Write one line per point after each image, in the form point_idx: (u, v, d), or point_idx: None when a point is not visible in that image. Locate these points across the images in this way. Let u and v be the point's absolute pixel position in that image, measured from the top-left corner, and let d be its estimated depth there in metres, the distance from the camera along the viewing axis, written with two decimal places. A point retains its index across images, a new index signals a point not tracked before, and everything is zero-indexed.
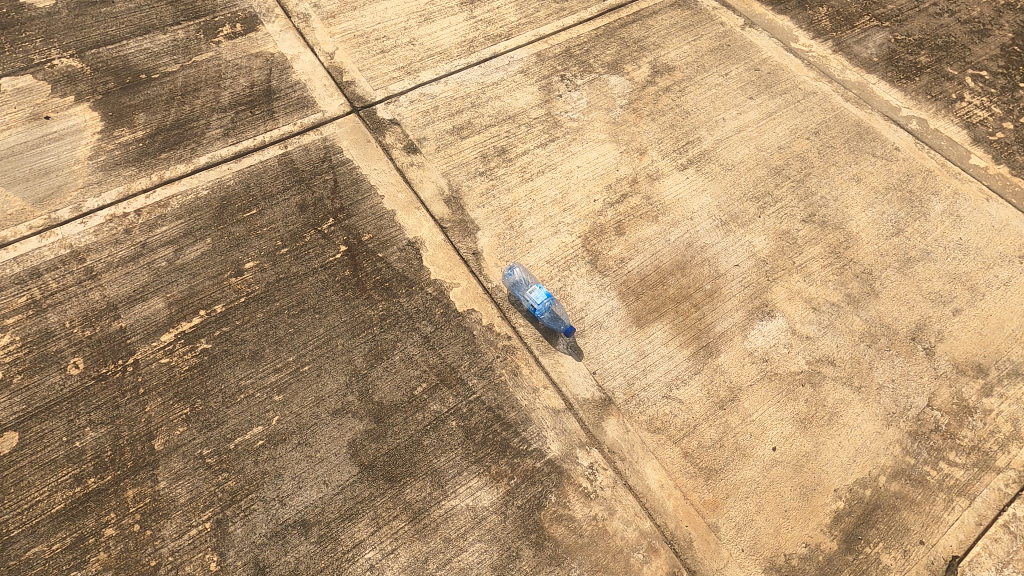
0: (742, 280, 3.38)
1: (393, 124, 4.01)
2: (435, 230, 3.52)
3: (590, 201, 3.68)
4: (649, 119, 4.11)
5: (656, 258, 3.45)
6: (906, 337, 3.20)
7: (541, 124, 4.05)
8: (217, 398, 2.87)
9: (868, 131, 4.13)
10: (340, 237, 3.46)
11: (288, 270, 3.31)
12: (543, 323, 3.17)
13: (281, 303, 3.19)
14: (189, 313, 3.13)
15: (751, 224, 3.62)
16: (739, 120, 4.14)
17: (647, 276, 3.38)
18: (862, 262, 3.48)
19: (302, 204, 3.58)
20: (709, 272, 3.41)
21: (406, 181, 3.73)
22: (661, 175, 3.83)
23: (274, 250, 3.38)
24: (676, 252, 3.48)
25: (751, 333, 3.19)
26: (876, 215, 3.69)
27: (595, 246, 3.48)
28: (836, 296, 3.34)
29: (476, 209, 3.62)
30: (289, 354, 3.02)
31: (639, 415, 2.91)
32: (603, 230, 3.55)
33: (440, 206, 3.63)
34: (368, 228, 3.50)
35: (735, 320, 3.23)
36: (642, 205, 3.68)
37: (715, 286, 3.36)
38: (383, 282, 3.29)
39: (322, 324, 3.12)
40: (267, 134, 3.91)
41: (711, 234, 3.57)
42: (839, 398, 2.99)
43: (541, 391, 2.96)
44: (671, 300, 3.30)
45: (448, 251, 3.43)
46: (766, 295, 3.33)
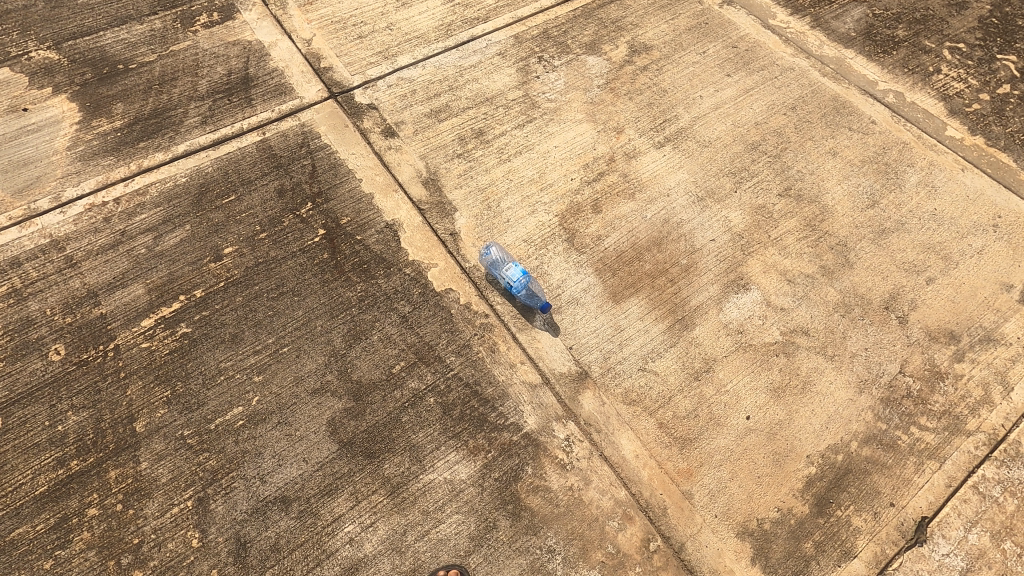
0: (718, 254, 3.41)
1: (371, 109, 4.02)
2: (413, 211, 3.55)
3: (567, 180, 3.70)
4: (627, 98, 4.12)
5: (633, 234, 3.48)
6: (880, 306, 3.23)
7: (518, 106, 4.07)
8: (198, 380, 2.90)
9: (845, 105, 4.15)
10: (319, 221, 3.48)
11: (266, 255, 3.33)
12: (522, 301, 3.19)
13: (260, 287, 3.21)
14: (169, 298, 3.16)
15: (728, 199, 3.64)
16: (717, 97, 4.16)
17: (623, 252, 3.41)
18: (838, 235, 3.50)
19: (280, 190, 3.60)
20: (685, 247, 3.44)
21: (384, 164, 3.75)
22: (638, 153, 3.85)
23: (252, 235, 3.41)
24: (652, 228, 3.51)
25: (726, 306, 3.22)
26: (851, 188, 3.72)
27: (571, 224, 3.51)
28: (811, 267, 3.37)
29: (454, 191, 3.64)
30: (269, 336, 3.05)
31: (614, 388, 2.95)
32: (580, 209, 3.57)
33: (418, 188, 3.65)
34: (347, 212, 3.52)
35: (711, 294, 3.26)
36: (618, 183, 3.70)
37: (690, 260, 3.39)
38: (362, 264, 3.32)
39: (301, 307, 3.15)
40: (245, 121, 3.92)
41: (688, 210, 3.59)
42: (813, 367, 3.03)
43: (518, 367, 3.00)
44: (647, 275, 3.33)
45: (426, 232, 3.46)
46: (741, 268, 3.36)
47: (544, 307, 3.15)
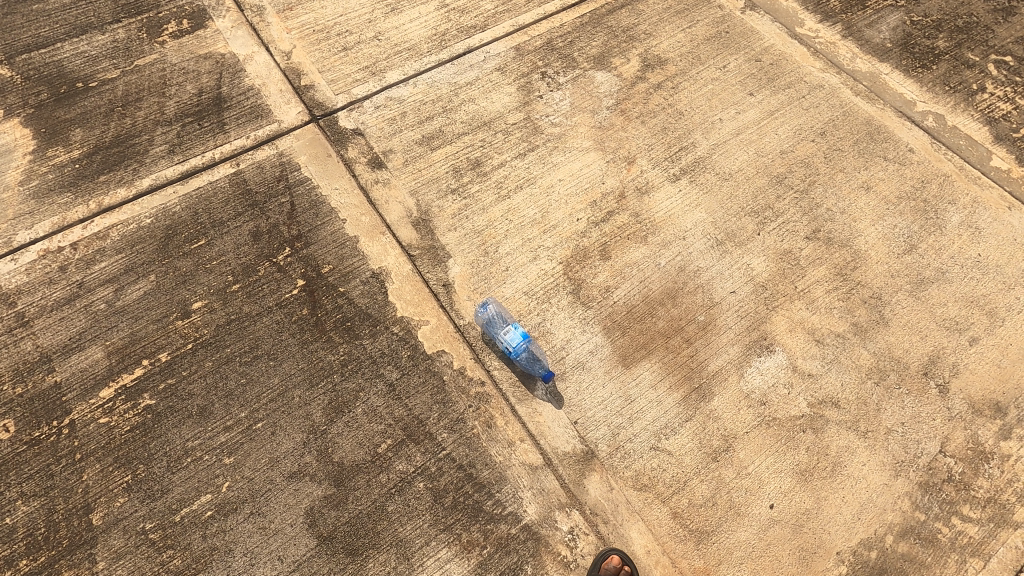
0: (739, 310, 3.08)
1: (356, 136, 3.64)
2: (402, 258, 3.21)
3: (573, 220, 3.35)
4: (638, 122, 3.73)
5: (644, 286, 3.15)
6: (918, 372, 2.92)
7: (519, 131, 3.68)
8: (161, 463, 2.62)
9: (880, 130, 3.76)
10: (298, 270, 3.15)
11: (239, 311, 3.02)
12: (521, 367, 2.89)
13: (232, 349, 2.91)
14: (130, 364, 2.85)
15: (749, 244, 3.30)
16: (738, 120, 3.77)
17: (634, 307, 3.08)
18: (871, 286, 3.17)
19: (255, 232, 3.26)
20: (702, 301, 3.11)
21: (370, 202, 3.40)
22: (651, 187, 3.48)
23: (224, 287, 3.08)
24: (666, 278, 3.17)
25: (748, 372, 2.91)
26: (886, 229, 3.37)
27: (577, 273, 3.17)
28: (841, 326, 3.05)
29: (447, 233, 3.29)
30: (241, 409, 2.76)
31: (624, 471, 2.66)
32: (587, 254, 3.23)
33: (408, 230, 3.30)
34: (329, 259, 3.19)
35: (731, 357, 2.95)
36: (629, 223, 3.35)
37: (708, 317, 3.07)
38: (345, 321, 3.00)
39: (277, 373, 2.85)
40: (217, 150, 3.55)
41: (706, 256, 3.25)
42: (844, 445, 2.73)
43: (517, 445, 2.71)
44: (660, 335, 3.01)
45: (416, 283, 3.13)
46: (764, 327, 3.04)
47: (547, 377, 2.84)
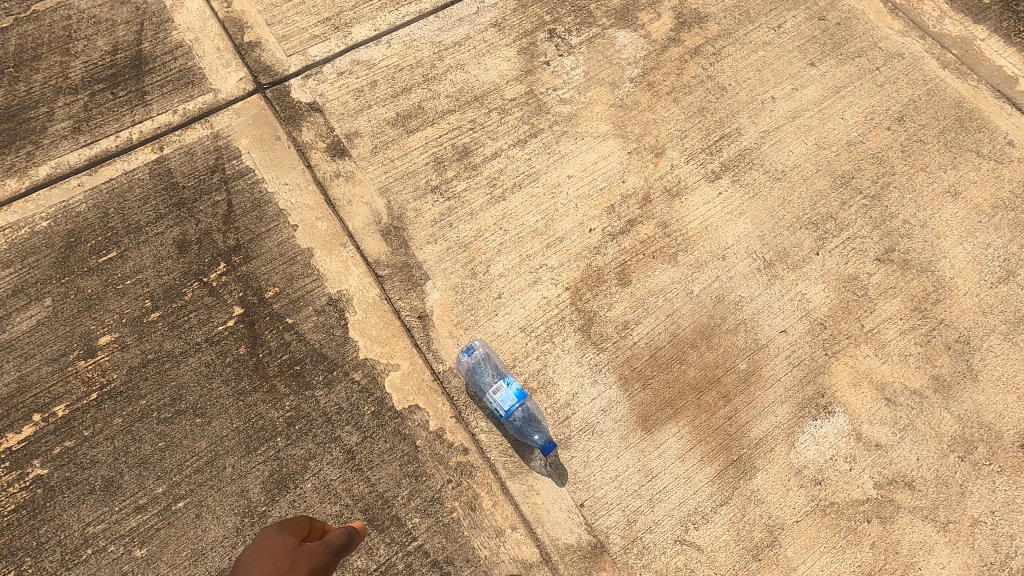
0: (790, 356, 2.46)
1: (312, 112, 2.87)
2: (367, 280, 2.54)
3: (584, 232, 2.67)
4: (670, 100, 2.96)
5: (672, 322, 2.50)
6: (1013, 445, 2.33)
7: (519, 109, 2.91)
8: (55, 555, 2.07)
9: (972, 115, 2.99)
10: (234, 294, 2.48)
11: (158, 348, 2.37)
12: (515, 432, 2.29)
13: (148, 401, 2.29)
14: (18, 419, 2.24)
15: (806, 267, 2.62)
16: (796, 99, 2.99)
17: (659, 351, 2.45)
18: (958, 326, 2.52)
19: (181, 242, 2.57)
20: (744, 343, 2.48)
21: (329, 203, 2.69)
22: (684, 188, 2.77)
23: (140, 316, 2.43)
24: (700, 312, 2.53)
25: (800, 441, 2.32)
26: (977, 249, 2.68)
27: (588, 304, 2.52)
28: (919, 379, 2.42)
29: (425, 247, 2.61)
30: (158, 483, 2.17)
31: (640, 571, 2.13)
32: (601, 278, 2.57)
33: (376, 242, 2.62)
34: (274, 279, 2.52)
35: (779, 420, 2.35)
36: (654, 237, 2.66)
37: (752, 365, 2.44)
38: (293, 365, 2.37)
39: (205, 435, 2.25)
40: (134, 129, 2.79)
41: (750, 282, 2.59)
42: (917, 541, 2.18)
43: (507, 535, 2.17)
44: (691, 388, 2.39)
45: (384, 314, 2.48)
46: (822, 380, 2.42)
47: (548, 449, 2.23)
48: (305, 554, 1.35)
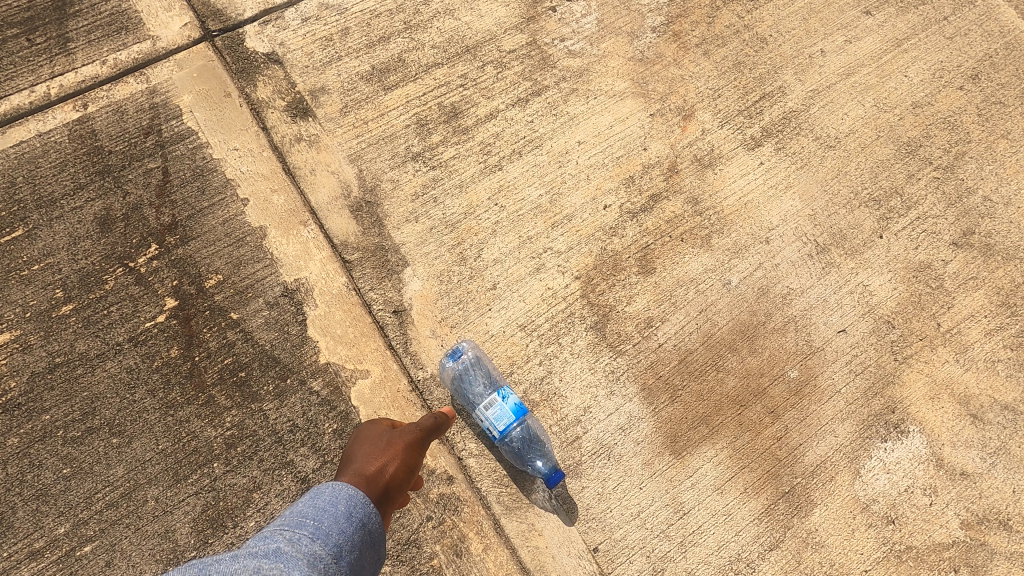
0: (852, 362, 2.00)
1: (270, 64, 2.38)
2: (332, 266, 2.07)
3: (597, 209, 2.19)
4: (700, 54, 2.47)
5: (706, 319, 2.04)
6: None
7: (519, 62, 2.42)
8: None
9: None
10: (167, 282, 2.01)
11: (69, 350, 1.91)
12: (512, 458, 1.83)
13: (52, 417, 1.83)
14: None
15: (867, 252, 2.15)
16: (850, 52, 2.50)
17: (690, 355, 1.99)
18: None
19: (103, 218, 2.09)
20: (794, 346, 2.02)
21: (287, 172, 2.21)
22: (718, 158, 2.29)
23: (48, 309, 1.96)
24: (740, 307, 2.06)
25: (867, 468, 1.86)
26: None
27: (602, 296, 2.06)
28: (1010, 392, 1.97)
29: (404, 226, 2.14)
30: (59, 522, 1.72)
31: None
32: (618, 265, 2.11)
33: (344, 220, 2.14)
34: (217, 264, 2.05)
35: (840, 441, 1.89)
36: (683, 216, 2.19)
37: (805, 373, 1.98)
38: (237, 371, 1.91)
39: (123, 459, 1.79)
40: (53, 82, 2.30)
41: (800, 271, 2.12)
42: None
43: None
44: (730, 401, 1.94)
45: (352, 308, 2.01)
46: (892, 391, 1.96)
47: (553, 480, 1.76)
48: (399, 433, 1.63)
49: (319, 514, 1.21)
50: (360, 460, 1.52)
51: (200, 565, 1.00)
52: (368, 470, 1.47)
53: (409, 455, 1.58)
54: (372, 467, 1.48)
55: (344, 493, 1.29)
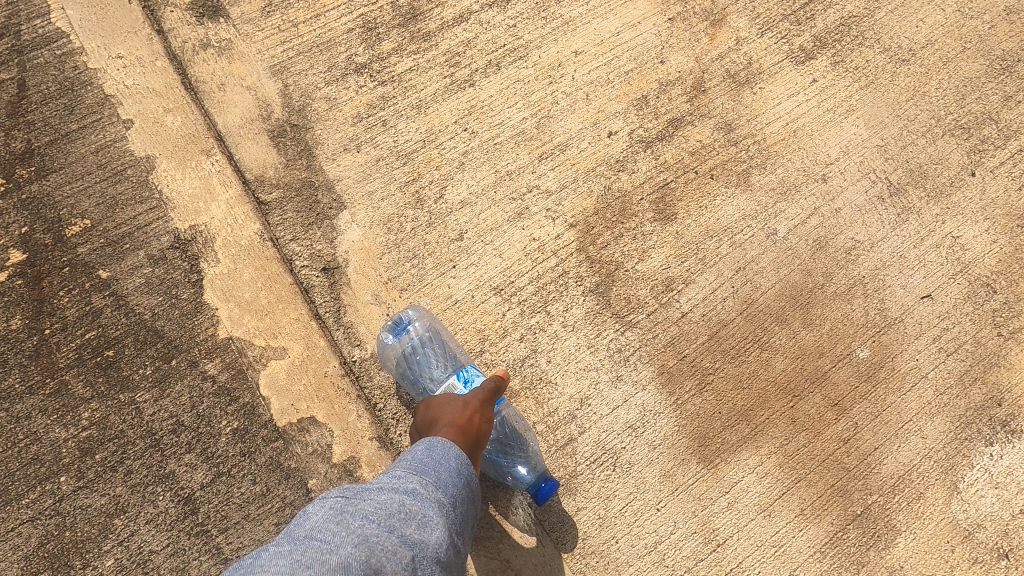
0: (941, 338, 1.48)
1: None
2: (242, 209, 1.53)
3: (600, 137, 1.66)
4: None
5: (746, 281, 1.52)
6: None
7: None
8: None
9: None
10: (13, 229, 1.48)
11: None
12: (487, 466, 1.34)
13: None
14: None
15: (956, 196, 1.63)
16: None
17: (724, 328, 1.47)
18: None
19: None
20: (864, 317, 1.50)
21: (187, 88, 1.66)
22: (757, 74, 1.75)
23: None
24: (790, 265, 1.54)
25: (968, 482, 1.36)
26: None
27: (606, 249, 1.53)
28: None
29: (341, 157, 1.60)
30: None
31: None
32: (627, 210, 1.58)
33: (260, 149, 1.60)
34: (84, 206, 1.51)
35: (929, 446, 1.39)
36: (713, 147, 1.66)
37: (878, 352, 1.47)
38: (102, 350, 1.38)
39: None
40: None
41: (869, 219, 1.60)
42: None
43: None
44: (779, 391, 1.43)
45: (266, 265, 1.48)
46: (996, 378, 1.45)
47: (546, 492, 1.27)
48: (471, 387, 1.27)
49: (439, 464, 1.02)
50: (440, 413, 1.20)
51: (351, 490, 0.90)
52: (455, 426, 1.16)
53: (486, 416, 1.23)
54: (459, 422, 1.17)
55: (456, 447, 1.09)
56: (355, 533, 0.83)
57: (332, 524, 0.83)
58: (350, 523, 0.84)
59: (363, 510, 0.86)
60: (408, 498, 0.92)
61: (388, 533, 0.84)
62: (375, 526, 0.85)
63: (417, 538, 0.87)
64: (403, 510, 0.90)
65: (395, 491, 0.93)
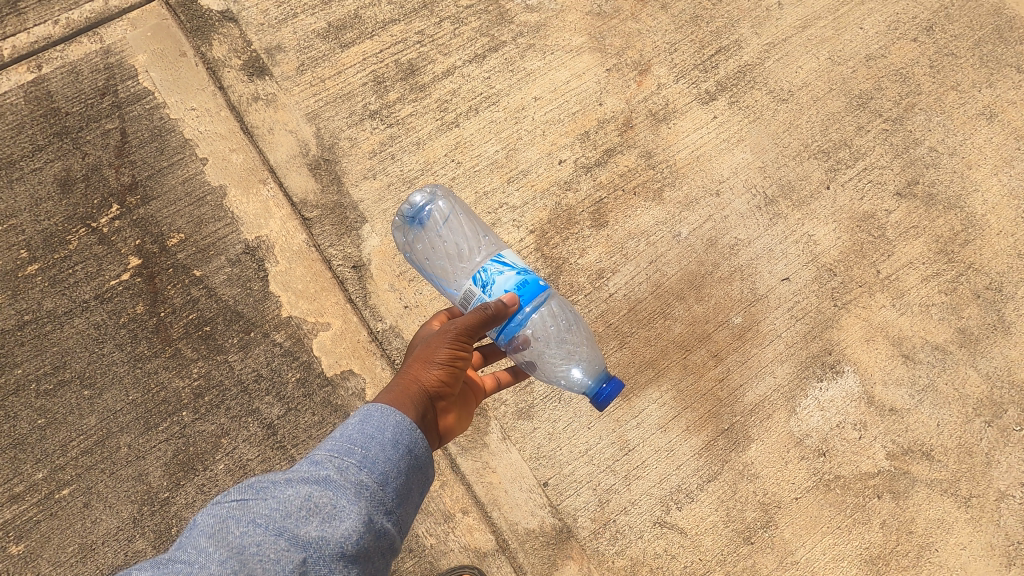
0: (793, 308, 2.09)
1: (226, 23, 2.36)
2: (292, 223, 2.12)
3: (552, 163, 2.24)
4: (657, 7, 2.46)
5: (656, 270, 2.12)
6: None
7: (476, 19, 2.42)
8: None
9: (1012, 25, 2.52)
10: (130, 240, 2.06)
11: (36, 308, 1.97)
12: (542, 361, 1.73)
13: (24, 371, 1.90)
14: None
15: (814, 204, 2.22)
16: (807, 5, 2.51)
17: (639, 304, 2.08)
18: (989, 272, 2.15)
19: (64, 180, 2.12)
20: (739, 294, 2.10)
21: (245, 132, 2.23)
22: (672, 112, 2.32)
23: (14, 268, 2.01)
24: (688, 257, 2.14)
25: (801, 406, 1.98)
26: (1014, 182, 2.28)
27: (555, 248, 2.13)
28: (943, 334, 2.07)
29: (362, 183, 2.18)
30: (36, 467, 1.81)
31: (613, 558, 1.83)
32: (572, 219, 2.17)
33: (302, 178, 2.18)
34: (179, 224, 2.09)
35: (778, 383, 2.00)
36: (637, 170, 2.24)
37: (748, 319, 2.08)
38: (202, 326, 1.98)
39: (94, 409, 1.88)
40: (6, 44, 2.28)
41: (748, 222, 2.19)
42: (935, 519, 1.88)
43: (458, 520, 1.85)
44: (676, 346, 2.04)
45: (313, 264, 2.07)
46: (830, 334, 2.06)
47: (607, 393, 1.55)
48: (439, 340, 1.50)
49: (366, 442, 1.16)
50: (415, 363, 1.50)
51: (251, 491, 1.03)
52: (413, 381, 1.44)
53: (443, 370, 1.47)
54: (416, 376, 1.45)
55: (393, 419, 1.22)
56: (239, 538, 0.98)
57: (225, 524, 0.99)
58: (237, 528, 0.98)
59: (255, 514, 1.00)
60: (312, 493, 1.05)
61: (274, 537, 0.98)
62: (262, 530, 0.99)
63: (311, 532, 1.01)
64: (302, 506, 1.03)
65: (302, 485, 1.05)
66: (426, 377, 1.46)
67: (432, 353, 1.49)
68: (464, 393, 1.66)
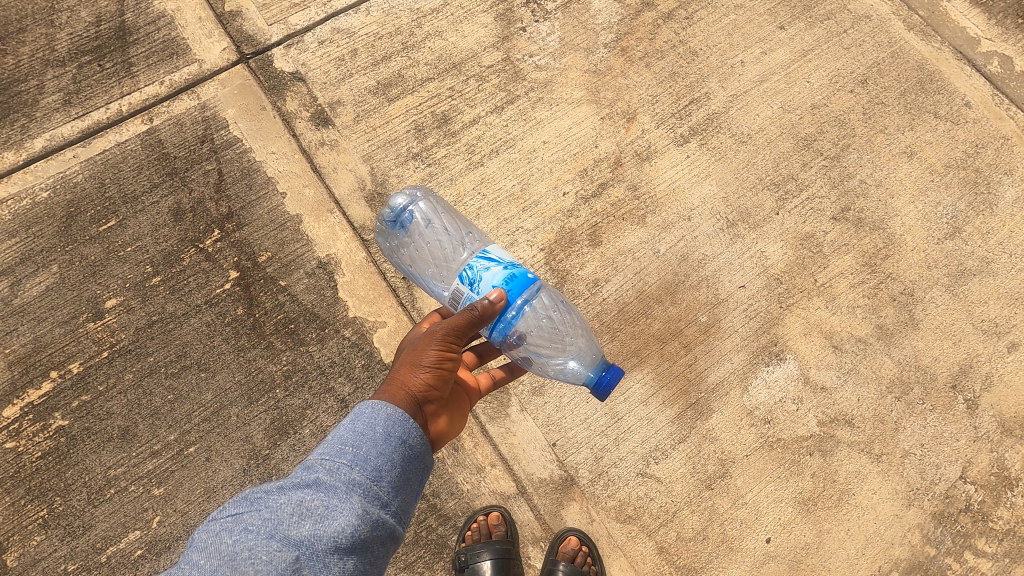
0: (747, 309, 2.66)
1: (296, 82, 2.95)
2: (354, 244, 2.70)
3: (558, 194, 2.82)
4: (642, 66, 3.04)
5: (640, 279, 2.69)
6: (945, 385, 2.57)
7: (496, 76, 3.01)
8: (81, 495, 2.32)
9: (933, 77, 3.08)
10: (229, 257, 2.65)
11: (161, 310, 2.56)
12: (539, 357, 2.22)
13: (155, 358, 2.49)
14: (37, 376, 2.46)
15: (766, 226, 2.80)
16: (764, 62, 3.08)
17: (626, 306, 2.65)
18: (904, 280, 2.72)
19: (176, 210, 2.71)
20: (705, 299, 2.68)
21: (314, 171, 2.81)
22: (653, 152, 2.90)
23: (142, 280, 2.60)
24: (665, 269, 2.71)
25: (752, 385, 2.55)
26: (928, 207, 2.85)
27: (560, 262, 2.71)
28: (865, 329, 2.64)
29: None
30: (170, 431, 2.41)
31: (606, 500, 2.41)
32: (573, 239, 2.75)
33: (361, 207, 2.77)
34: (267, 244, 2.68)
35: (735, 367, 2.57)
36: (625, 200, 2.82)
37: (712, 317, 2.65)
38: (288, 324, 2.56)
39: (210, 388, 2.46)
40: (124, 101, 2.87)
41: (713, 241, 2.77)
42: (853, 471, 2.46)
43: (487, 471, 2.43)
44: (655, 339, 2.61)
45: (371, 276, 2.65)
46: (776, 329, 2.63)
47: (606, 381, 1.99)
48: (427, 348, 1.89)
49: (353, 445, 1.46)
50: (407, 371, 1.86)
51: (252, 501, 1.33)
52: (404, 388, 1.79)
53: (433, 371, 1.85)
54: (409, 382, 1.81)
55: (380, 416, 1.52)
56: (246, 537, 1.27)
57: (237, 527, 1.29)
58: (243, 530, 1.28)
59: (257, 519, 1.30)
60: (305, 497, 1.35)
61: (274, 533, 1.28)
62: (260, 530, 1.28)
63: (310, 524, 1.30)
64: (298, 507, 1.32)
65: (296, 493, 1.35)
66: (417, 379, 1.83)
67: (420, 359, 1.86)
68: (456, 394, 2.08)
